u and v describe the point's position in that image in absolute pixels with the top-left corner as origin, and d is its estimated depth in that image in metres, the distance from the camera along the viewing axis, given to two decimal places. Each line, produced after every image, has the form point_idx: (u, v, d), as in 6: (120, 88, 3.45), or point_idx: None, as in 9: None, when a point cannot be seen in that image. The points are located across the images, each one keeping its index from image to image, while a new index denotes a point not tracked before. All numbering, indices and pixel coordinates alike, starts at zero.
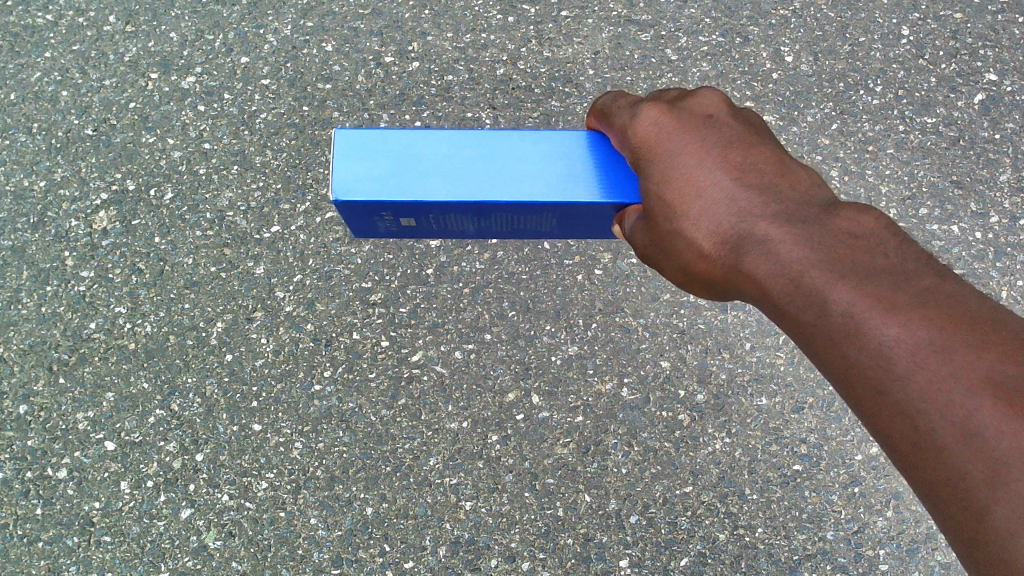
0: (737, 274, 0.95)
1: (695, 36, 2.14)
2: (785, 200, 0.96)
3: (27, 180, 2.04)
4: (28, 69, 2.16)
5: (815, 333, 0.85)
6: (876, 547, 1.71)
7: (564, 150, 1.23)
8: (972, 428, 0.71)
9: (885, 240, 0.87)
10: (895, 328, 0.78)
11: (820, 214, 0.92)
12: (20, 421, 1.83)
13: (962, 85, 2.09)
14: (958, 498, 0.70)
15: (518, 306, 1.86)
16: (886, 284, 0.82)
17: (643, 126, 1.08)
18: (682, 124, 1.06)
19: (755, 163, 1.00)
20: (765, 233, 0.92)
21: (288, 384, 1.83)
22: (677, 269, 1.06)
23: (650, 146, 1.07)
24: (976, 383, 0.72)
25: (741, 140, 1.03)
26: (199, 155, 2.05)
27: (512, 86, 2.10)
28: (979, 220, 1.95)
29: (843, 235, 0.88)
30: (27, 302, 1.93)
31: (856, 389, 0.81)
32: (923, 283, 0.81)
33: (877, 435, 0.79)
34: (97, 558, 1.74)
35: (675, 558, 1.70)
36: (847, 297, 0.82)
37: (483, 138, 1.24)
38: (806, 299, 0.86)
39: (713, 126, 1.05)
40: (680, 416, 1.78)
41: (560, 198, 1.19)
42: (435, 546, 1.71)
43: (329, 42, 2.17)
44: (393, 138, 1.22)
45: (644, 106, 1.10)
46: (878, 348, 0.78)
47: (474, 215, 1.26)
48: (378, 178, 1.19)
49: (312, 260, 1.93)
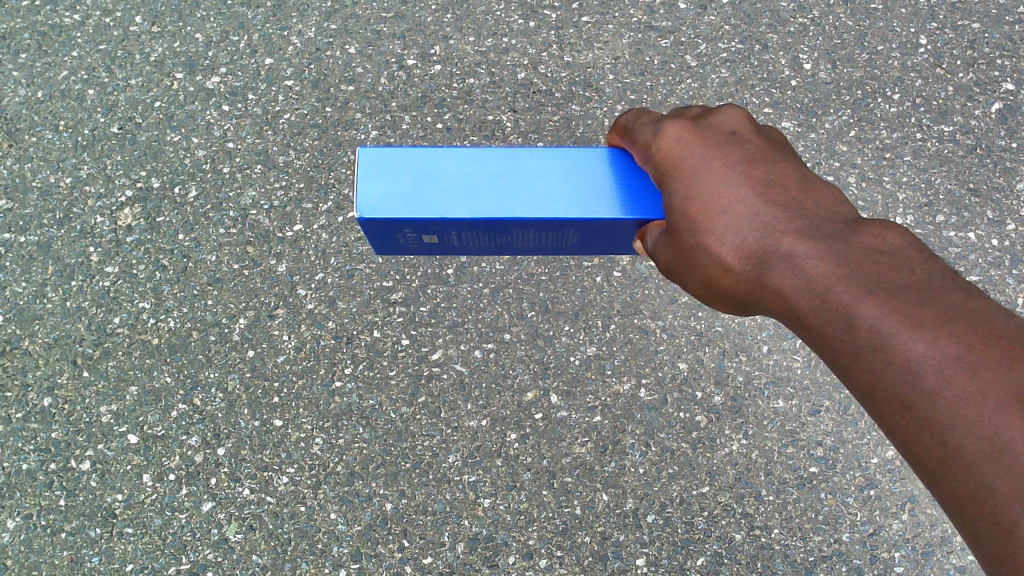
0: (758, 286, 0.92)
1: (714, 43, 2.16)
2: (810, 214, 0.91)
3: (53, 177, 2.07)
4: (55, 68, 2.20)
5: (840, 348, 0.82)
6: (892, 550, 1.72)
7: (587, 165, 1.12)
8: (1000, 446, 0.69)
9: (912, 256, 0.84)
10: (925, 343, 0.76)
11: (843, 228, 0.89)
12: (44, 413, 1.86)
13: (979, 94, 2.10)
14: (988, 515, 0.69)
15: (538, 307, 1.88)
16: (914, 299, 0.79)
17: (667, 143, 1.03)
18: (703, 138, 1.02)
19: (778, 177, 0.96)
20: (790, 246, 0.89)
21: (310, 381, 1.86)
22: (696, 283, 1.01)
23: (672, 162, 1.02)
24: (1006, 402, 0.71)
25: (764, 155, 1.00)
26: (223, 154, 2.08)
27: (533, 89, 2.13)
28: (996, 227, 1.96)
29: (869, 250, 0.85)
30: (52, 296, 1.96)
31: (882, 405, 0.79)
32: (952, 298, 0.78)
33: (904, 450, 0.78)
34: (119, 549, 1.76)
35: (692, 557, 1.71)
36: (875, 312, 0.80)
37: (505, 153, 1.12)
38: (832, 313, 0.83)
39: (735, 142, 1.01)
40: (697, 417, 1.80)
41: (582, 214, 1.08)
42: (454, 542, 1.73)
43: (352, 45, 2.20)
44: (414, 155, 1.10)
45: (666, 123, 1.05)
46: (906, 364, 0.77)
47: (493, 233, 1.13)
48: (400, 195, 1.07)
49: (334, 259, 1.96)
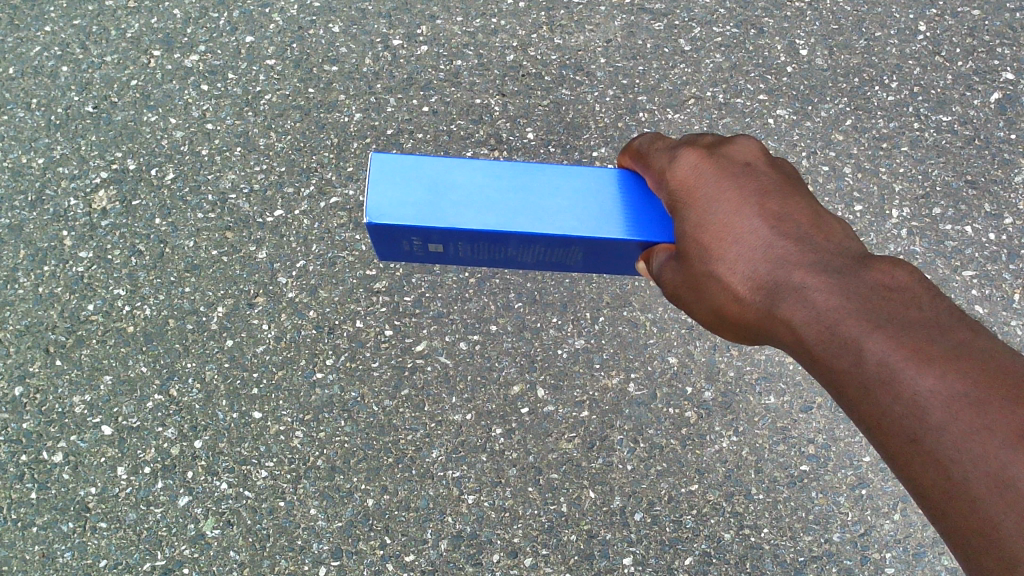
0: (766, 315, 0.87)
1: (709, 27, 2.11)
2: (820, 247, 0.87)
3: (25, 157, 2.00)
4: (28, 43, 2.12)
5: (847, 382, 0.77)
6: (883, 550, 1.69)
7: (598, 184, 1.07)
8: (1005, 480, 0.65)
9: (922, 292, 0.79)
10: (932, 377, 0.71)
11: (852, 262, 0.84)
12: (15, 403, 1.80)
13: (979, 83, 2.06)
14: (993, 551, 0.65)
15: (525, 298, 1.84)
16: (922, 333, 0.75)
17: (682, 171, 0.99)
18: (719, 169, 0.97)
19: (791, 209, 0.91)
20: (799, 277, 0.84)
21: (289, 371, 1.81)
22: (705, 310, 0.96)
23: (689, 192, 0.97)
24: (1014, 438, 0.66)
25: (777, 187, 0.95)
26: (202, 135, 2.02)
27: (522, 73, 2.07)
28: (994, 221, 1.92)
29: (879, 285, 0.81)
30: (23, 281, 1.89)
31: (890, 440, 0.75)
32: (960, 335, 0.74)
33: (908, 484, 0.73)
34: (92, 544, 1.70)
35: (680, 557, 1.67)
36: (884, 345, 0.75)
37: (519, 165, 1.07)
38: (838, 345, 0.78)
39: (750, 172, 0.96)
40: (686, 413, 1.76)
41: (590, 232, 1.03)
42: (437, 539, 1.68)
43: (336, 23, 2.13)
44: (427, 162, 1.05)
45: (683, 150, 1.00)
46: (912, 399, 0.72)
47: (499, 247, 1.08)
48: (412, 202, 1.02)
49: (316, 246, 1.91)
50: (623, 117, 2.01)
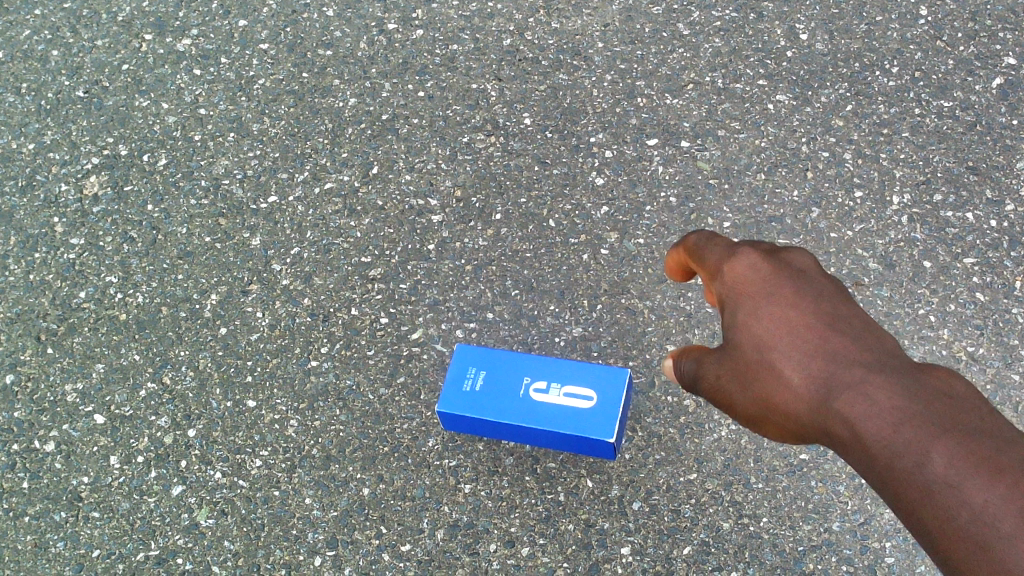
0: (811, 412, 0.85)
1: (707, 11, 2.08)
2: (868, 342, 0.85)
3: (15, 142, 2.03)
4: (18, 27, 2.16)
5: (881, 472, 0.74)
6: (883, 540, 1.61)
7: None
8: None
9: (966, 388, 0.76)
10: (966, 462, 0.68)
11: (899, 360, 0.82)
12: (6, 391, 1.80)
13: (981, 68, 2.01)
14: None
15: (522, 285, 1.83)
16: (961, 421, 0.72)
17: (737, 269, 0.99)
18: (774, 272, 0.96)
19: (843, 308, 0.90)
20: (846, 371, 0.82)
21: (284, 360, 1.79)
22: (755, 407, 0.94)
23: (740, 295, 0.97)
24: None
25: (834, 291, 0.94)
26: (194, 120, 2.03)
27: (519, 58, 2.05)
28: (995, 208, 1.86)
29: (926, 380, 0.78)
30: (14, 268, 1.91)
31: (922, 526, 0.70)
32: (1000, 426, 0.71)
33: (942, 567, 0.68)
34: (84, 534, 1.68)
35: (678, 546, 1.62)
36: (920, 430, 0.72)
37: None
38: (874, 435, 0.76)
39: (805, 277, 0.95)
40: (685, 401, 1.73)
41: None
42: (433, 529, 1.65)
43: (329, 7, 2.14)
44: None
45: (743, 250, 1.01)
46: (947, 479, 0.68)
47: None
48: None
49: (311, 233, 1.90)
50: (621, 103, 1.99)
